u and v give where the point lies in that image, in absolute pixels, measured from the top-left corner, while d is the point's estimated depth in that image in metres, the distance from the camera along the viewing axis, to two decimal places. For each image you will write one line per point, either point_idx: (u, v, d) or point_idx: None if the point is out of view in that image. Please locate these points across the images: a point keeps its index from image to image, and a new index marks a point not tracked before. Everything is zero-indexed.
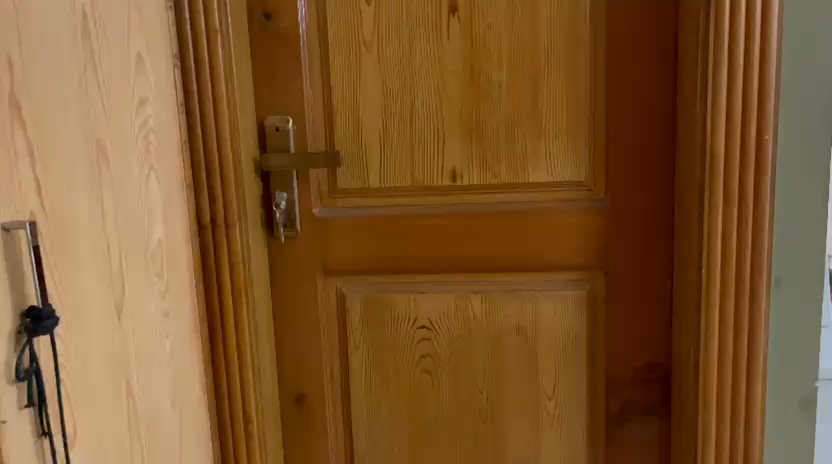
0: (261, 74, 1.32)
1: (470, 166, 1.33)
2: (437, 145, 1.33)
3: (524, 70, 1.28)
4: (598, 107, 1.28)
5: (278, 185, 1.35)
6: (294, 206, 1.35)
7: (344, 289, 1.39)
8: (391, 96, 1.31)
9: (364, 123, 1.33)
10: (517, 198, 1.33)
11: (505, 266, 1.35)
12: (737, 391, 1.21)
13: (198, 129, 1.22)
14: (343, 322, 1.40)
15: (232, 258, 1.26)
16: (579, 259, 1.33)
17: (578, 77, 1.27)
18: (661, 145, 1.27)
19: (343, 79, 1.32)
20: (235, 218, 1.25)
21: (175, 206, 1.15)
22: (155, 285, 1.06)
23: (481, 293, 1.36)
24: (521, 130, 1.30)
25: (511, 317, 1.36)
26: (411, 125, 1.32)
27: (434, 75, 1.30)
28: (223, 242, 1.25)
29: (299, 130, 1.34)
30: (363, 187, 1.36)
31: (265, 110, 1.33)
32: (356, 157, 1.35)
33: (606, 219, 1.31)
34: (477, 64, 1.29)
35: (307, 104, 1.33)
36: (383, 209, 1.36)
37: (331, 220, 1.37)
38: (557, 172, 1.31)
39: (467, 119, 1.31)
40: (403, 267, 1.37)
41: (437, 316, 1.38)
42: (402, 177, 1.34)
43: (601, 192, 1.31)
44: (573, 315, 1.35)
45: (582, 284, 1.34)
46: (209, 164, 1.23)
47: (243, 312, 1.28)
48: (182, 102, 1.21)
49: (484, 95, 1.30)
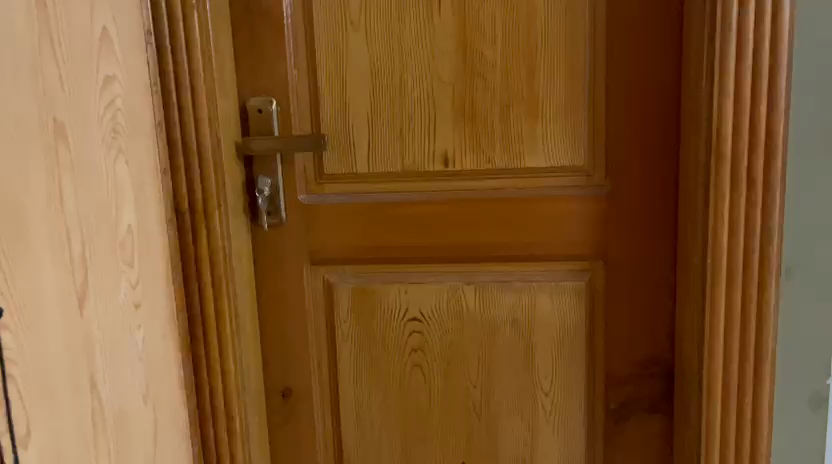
0: (243, 52, 1.25)
1: (464, 150, 1.26)
2: (428, 128, 1.26)
3: (520, 48, 1.21)
4: (599, 87, 1.21)
5: (261, 170, 1.28)
6: (278, 193, 1.29)
7: (331, 279, 1.33)
8: (380, 76, 1.25)
9: (352, 106, 1.26)
10: (512, 185, 1.26)
11: (499, 256, 1.28)
12: (744, 389, 1.15)
13: (174, 110, 1.15)
14: (331, 314, 1.34)
15: (211, 247, 1.20)
16: (578, 248, 1.26)
17: (578, 55, 1.20)
18: (666, 128, 1.20)
19: (330, 58, 1.25)
20: (214, 204, 1.19)
21: (147, 193, 1.09)
22: (124, 275, 1.00)
23: (474, 284, 1.30)
24: (517, 112, 1.23)
25: (505, 310, 1.30)
26: (401, 107, 1.25)
27: (425, 54, 1.23)
28: (203, 230, 1.20)
29: (284, 113, 1.27)
30: (351, 172, 1.29)
31: (248, 91, 1.27)
32: (343, 141, 1.28)
33: (606, 206, 1.24)
34: (470, 42, 1.22)
35: (292, 84, 1.26)
36: (371, 196, 1.29)
37: (317, 207, 1.30)
38: (555, 157, 1.24)
39: (460, 101, 1.24)
40: (392, 256, 1.31)
41: (429, 308, 1.32)
42: (391, 162, 1.28)
43: (601, 177, 1.24)
44: (571, 308, 1.28)
45: (581, 275, 1.27)
46: (186, 148, 1.17)
47: (224, 303, 1.23)
48: (157, 82, 1.14)
49: (478, 75, 1.23)
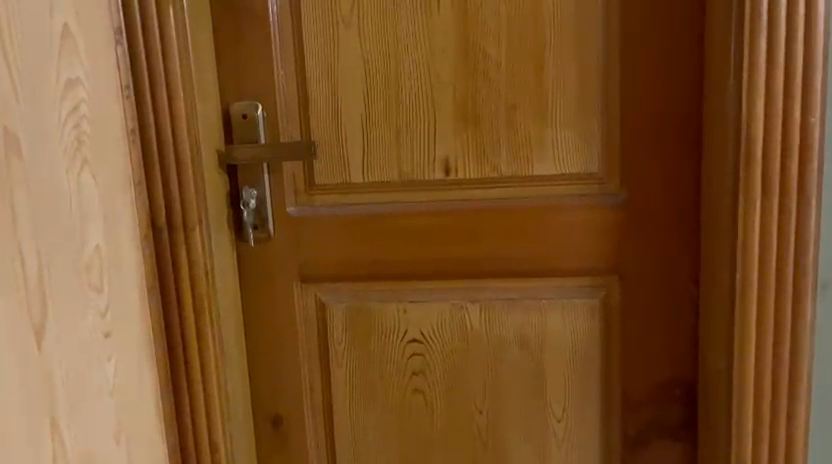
0: (225, 52, 1.15)
1: (467, 157, 1.16)
2: (428, 133, 1.16)
3: (527, 45, 1.11)
4: (613, 86, 1.11)
5: (246, 180, 1.18)
6: (265, 205, 1.19)
7: (324, 298, 1.23)
8: (375, 77, 1.15)
9: (344, 109, 1.16)
10: (519, 194, 1.16)
11: (507, 271, 1.18)
12: (777, 415, 1.05)
13: (149, 116, 1.05)
14: (324, 335, 1.24)
15: (191, 265, 1.10)
16: (592, 262, 1.16)
17: (590, 51, 1.10)
18: (686, 130, 1.11)
19: (320, 58, 1.15)
20: (194, 219, 1.09)
21: (118, 209, 0.99)
22: (91, 301, 0.90)
23: (478, 303, 1.20)
24: (525, 114, 1.13)
25: (513, 329, 1.20)
26: (398, 111, 1.15)
27: (423, 52, 1.13)
28: (182, 248, 1.09)
29: (271, 118, 1.17)
30: (344, 182, 1.19)
31: (230, 95, 1.17)
32: (336, 148, 1.18)
33: (622, 216, 1.14)
34: (472, 38, 1.12)
35: (279, 87, 1.16)
36: (367, 207, 1.19)
37: (309, 220, 1.20)
38: (566, 163, 1.14)
39: (462, 103, 1.14)
40: (390, 273, 1.21)
41: (430, 328, 1.22)
42: (387, 170, 1.18)
43: (616, 184, 1.14)
44: (584, 327, 1.18)
45: (596, 291, 1.17)
46: (163, 157, 1.06)
47: (207, 327, 1.12)
48: (128, 86, 1.04)
49: (481, 75, 1.13)
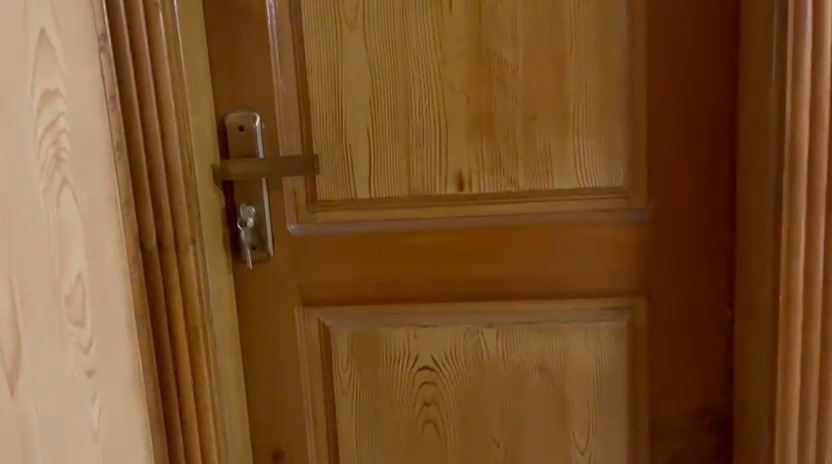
0: (220, 59, 1.07)
1: (481, 170, 1.08)
2: (439, 145, 1.07)
3: (546, 49, 1.03)
4: (639, 92, 1.03)
5: (243, 197, 1.10)
6: (263, 224, 1.10)
7: (327, 323, 1.14)
8: (382, 85, 1.06)
9: (349, 120, 1.08)
10: (538, 210, 1.08)
11: (525, 293, 1.10)
12: (823, 449, 0.97)
13: (137, 129, 0.97)
14: (328, 362, 1.15)
15: (184, 290, 1.01)
16: (617, 282, 1.08)
17: (614, 55, 1.02)
18: (719, 140, 1.03)
19: (322, 65, 1.07)
20: (187, 240, 1.01)
21: (103, 233, 0.91)
22: (72, 337, 0.82)
23: (495, 327, 1.11)
24: (544, 123, 1.05)
25: (532, 356, 1.11)
26: (407, 121, 1.07)
27: (435, 58, 1.05)
28: (174, 272, 1.01)
29: (269, 130, 1.09)
30: (349, 198, 1.11)
31: (225, 105, 1.08)
32: (339, 162, 1.10)
33: (650, 233, 1.06)
34: (486, 43, 1.04)
35: (278, 96, 1.08)
36: (374, 225, 1.11)
37: (311, 240, 1.12)
38: (588, 177, 1.06)
39: (476, 113, 1.06)
40: (399, 295, 1.12)
41: (443, 354, 1.13)
42: (396, 185, 1.09)
43: (643, 199, 1.06)
44: (609, 352, 1.10)
45: (621, 313, 1.09)
46: (152, 174, 0.98)
47: (201, 356, 1.04)
48: (113, 97, 0.95)
49: (497, 82, 1.04)
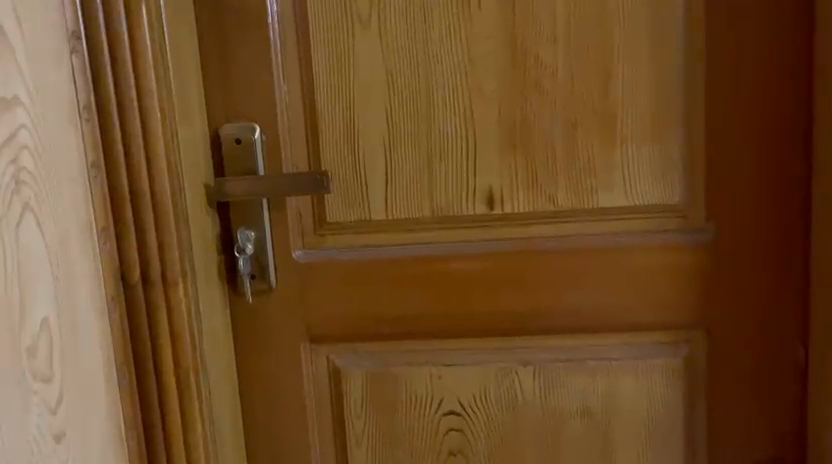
0: (214, 62, 0.93)
1: (515, 187, 0.94)
2: (467, 159, 0.94)
3: (590, 47, 0.89)
4: (697, 96, 0.90)
5: (240, 220, 0.96)
6: (264, 251, 0.96)
7: (339, 362, 1.00)
8: (402, 90, 0.93)
9: (362, 131, 0.94)
10: (581, 231, 0.94)
11: (565, 326, 0.96)
12: None
13: (117, 144, 0.83)
14: (340, 407, 1.01)
15: (174, 331, 0.87)
16: (670, 313, 0.95)
17: (669, 54, 0.89)
18: (790, 150, 0.90)
19: (332, 68, 0.93)
20: (177, 273, 0.87)
21: (77, 268, 0.77)
22: (36, 396, 0.68)
23: (531, 366, 0.97)
24: (588, 132, 0.91)
25: (573, 397, 0.98)
26: (430, 132, 0.93)
27: (462, 59, 0.91)
28: (161, 309, 0.87)
29: (270, 143, 0.95)
30: (363, 220, 0.97)
31: (220, 115, 0.95)
32: (352, 179, 0.96)
33: (710, 257, 0.93)
34: (521, 41, 0.90)
35: (281, 104, 0.94)
36: (392, 251, 0.97)
37: (319, 268, 0.97)
38: (639, 193, 0.92)
39: (509, 122, 0.92)
40: (421, 330, 0.98)
41: (472, 396, 0.99)
42: (416, 205, 0.96)
43: (702, 218, 0.93)
44: (661, 392, 0.97)
45: (676, 348, 0.96)
46: (136, 196, 0.84)
47: (193, 406, 0.89)
48: (88, 106, 0.81)
49: (533, 85, 0.91)
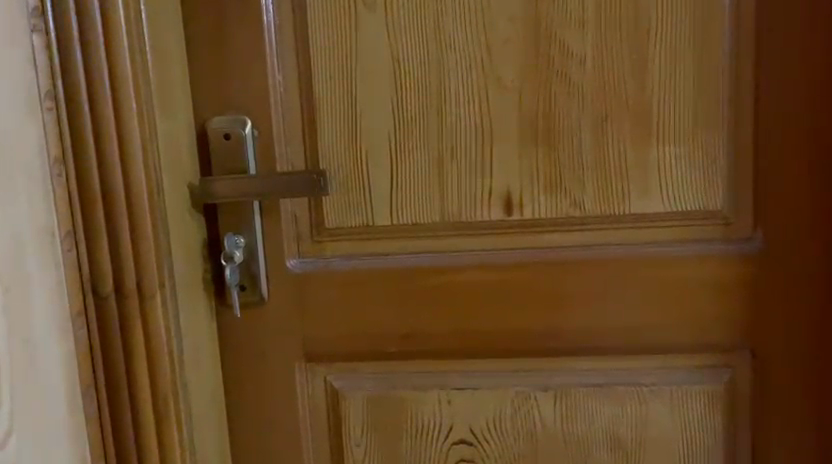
0: (202, 48, 0.84)
1: (536, 189, 0.84)
2: (482, 157, 0.83)
3: (624, 32, 0.79)
4: (743, 89, 0.79)
5: (229, 224, 0.85)
6: (255, 259, 0.87)
7: (337, 384, 0.90)
8: (410, 81, 0.83)
9: (366, 126, 0.84)
10: (610, 240, 0.84)
11: (591, 347, 0.86)
12: None
13: (87, 138, 0.73)
14: (338, 433, 0.91)
15: (150, 350, 0.77)
16: (710, 333, 0.84)
17: (713, 40, 0.79)
18: None
19: (332, 55, 0.83)
20: (153, 284, 0.76)
21: (31, 279, 0.69)
22: None
23: (551, 390, 0.87)
24: (620, 129, 0.81)
25: (599, 427, 0.87)
26: (441, 127, 0.83)
27: (478, 45, 0.81)
28: (136, 324, 0.77)
29: (263, 139, 0.85)
30: (365, 226, 0.87)
31: (208, 108, 0.85)
32: (353, 179, 0.85)
33: (756, 271, 0.82)
34: (545, 25, 0.80)
35: (275, 95, 0.85)
36: (398, 260, 0.87)
37: (317, 279, 0.88)
38: (678, 198, 0.82)
39: (530, 117, 0.82)
40: (429, 350, 0.88)
41: (485, 424, 0.89)
42: (425, 209, 0.86)
43: (748, 227, 0.82)
44: (698, 422, 0.86)
45: (717, 373, 0.85)
46: (107, 197, 0.74)
47: (172, 434, 0.79)
48: (52, 94, 0.72)
49: (558, 75, 0.81)
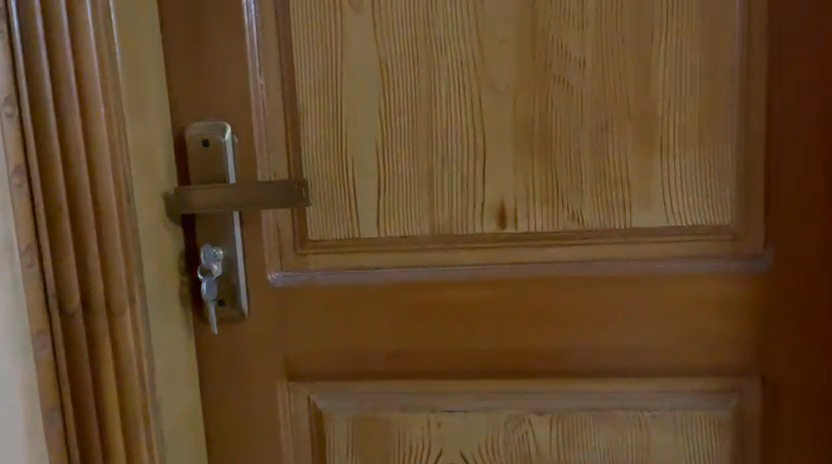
0: (180, 49, 0.79)
1: (531, 201, 0.79)
2: (474, 167, 0.79)
3: (627, 34, 0.74)
4: (755, 95, 0.74)
5: (208, 236, 0.81)
6: (234, 273, 0.82)
7: (321, 404, 0.85)
8: (399, 85, 0.78)
9: (351, 133, 0.79)
10: (610, 256, 0.79)
11: (589, 368, 0.81)
12: None
13: (53, 144, 0.69)
14: (322, 456, 0.86)
15: (119, 370, 0.73)
16: (717, 356, 0.79)
17: (723, 43, 0.73)
18: None
19: (316, 57, 0.79)
20: (123, 300, 0.72)
21: None
22: None
23: (547, 414, 0.82)
24: (622, 138, 0.76)
25: (598, 453, 0.82)
26: (431, 135, 0.78)
27: (471, 48, 0.76)
28: (105, 341, 0.73)
29: (244, 146, 0.81)
30: (351, 238, 0.82)
31: (186, 112, 0.80)
32: (338, 189, 0.81)
33: (767, 290, 0.77)
34: (542, 26, 0.75)
35: (257, 100, 0.80)
36: (386, 274, 0.82)
37: (300, 294, 0.83)
38: (682, 211, 0.77)
39: (525, 124, 0.77)
40: (418, 369, 0.83)
41: (477, 448, 0.84)
42: (414, 221, 0.81)
43: (758, 243, 0.77)
44: (704, 449, 0.81)
45: (724, 398, 0.80)
46: (74, 208, 0.70)
47: (142, 457, 0.75)
48: (14, 98, 0.68)
49: (556, 80, 0.76)
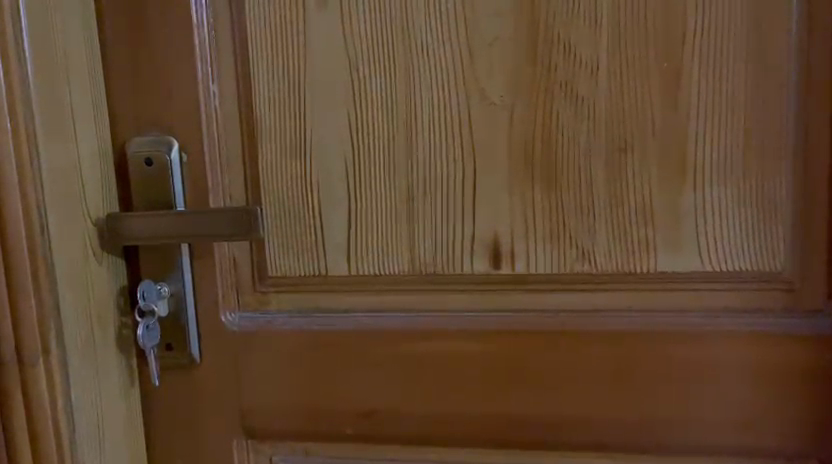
0: (119, 50, 0.67)
1: (532, 236, 0.64)
2: (461, 194, 0.65)
3: (651, 31, 0.59)
4: (817, 108, 0.58)
5: (151, 270, 0.70)
6: (182, 313, 0.70)
7: None
8: (373, 95, 0.65)
9: (316, 151, 0.67)
10: (630, 304, 0.64)
11: (603, 441, 0.66)
12: None
13: None
14: None
15: (33, 428, 0.63)
16: (765, 434, 0.63)
17: (772, 41, 0.58)
18: None
19: (274, 60, 0.66)
20: (36, 350, 0.62)
21: None
22: None
23: None
24: (642, 160, 0.61)
25: None
26: (410, 154, 0.65)
27: (457, 49, 0.63)
28: (17, 395, 0.63)
29: (193, 166, 0.68)
30: (318, 276, 0.69)
31: (128, 126, 0.68)
32: (302, 217, 0.68)
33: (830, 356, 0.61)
34: (544, 23, 0.61)
35: (209, 111, 0.67)
36: (358, 321, 0.69)
37: (259, 341, 0.70)
38: (720, 253, 0.61)
39: (523, 143, 0.63)
40: (396, 433, 0.70)
41: None
42: (391, 257, 0.67)
43: (819, 295, 0.61)
44: None
45: None
46: None
47: None
48: None
49: (562, 88, 0.62)
